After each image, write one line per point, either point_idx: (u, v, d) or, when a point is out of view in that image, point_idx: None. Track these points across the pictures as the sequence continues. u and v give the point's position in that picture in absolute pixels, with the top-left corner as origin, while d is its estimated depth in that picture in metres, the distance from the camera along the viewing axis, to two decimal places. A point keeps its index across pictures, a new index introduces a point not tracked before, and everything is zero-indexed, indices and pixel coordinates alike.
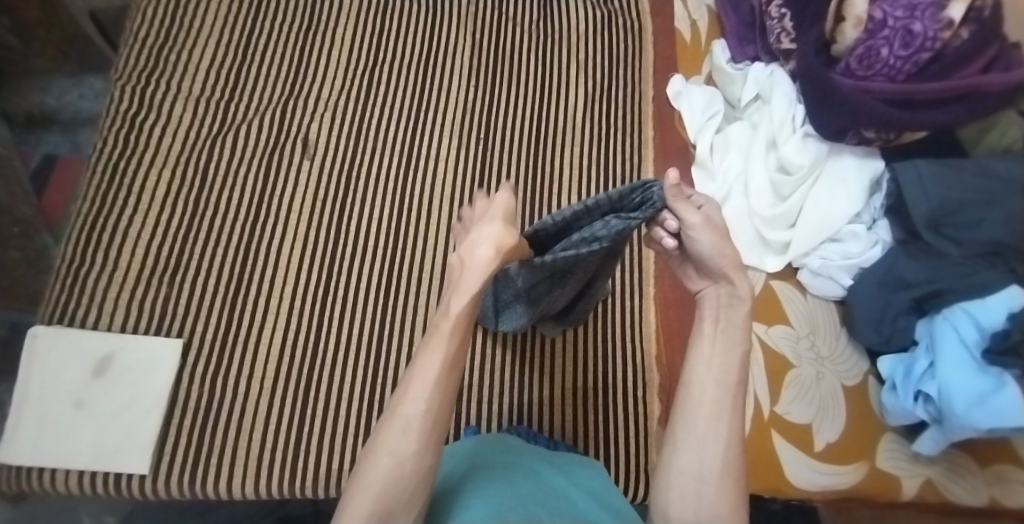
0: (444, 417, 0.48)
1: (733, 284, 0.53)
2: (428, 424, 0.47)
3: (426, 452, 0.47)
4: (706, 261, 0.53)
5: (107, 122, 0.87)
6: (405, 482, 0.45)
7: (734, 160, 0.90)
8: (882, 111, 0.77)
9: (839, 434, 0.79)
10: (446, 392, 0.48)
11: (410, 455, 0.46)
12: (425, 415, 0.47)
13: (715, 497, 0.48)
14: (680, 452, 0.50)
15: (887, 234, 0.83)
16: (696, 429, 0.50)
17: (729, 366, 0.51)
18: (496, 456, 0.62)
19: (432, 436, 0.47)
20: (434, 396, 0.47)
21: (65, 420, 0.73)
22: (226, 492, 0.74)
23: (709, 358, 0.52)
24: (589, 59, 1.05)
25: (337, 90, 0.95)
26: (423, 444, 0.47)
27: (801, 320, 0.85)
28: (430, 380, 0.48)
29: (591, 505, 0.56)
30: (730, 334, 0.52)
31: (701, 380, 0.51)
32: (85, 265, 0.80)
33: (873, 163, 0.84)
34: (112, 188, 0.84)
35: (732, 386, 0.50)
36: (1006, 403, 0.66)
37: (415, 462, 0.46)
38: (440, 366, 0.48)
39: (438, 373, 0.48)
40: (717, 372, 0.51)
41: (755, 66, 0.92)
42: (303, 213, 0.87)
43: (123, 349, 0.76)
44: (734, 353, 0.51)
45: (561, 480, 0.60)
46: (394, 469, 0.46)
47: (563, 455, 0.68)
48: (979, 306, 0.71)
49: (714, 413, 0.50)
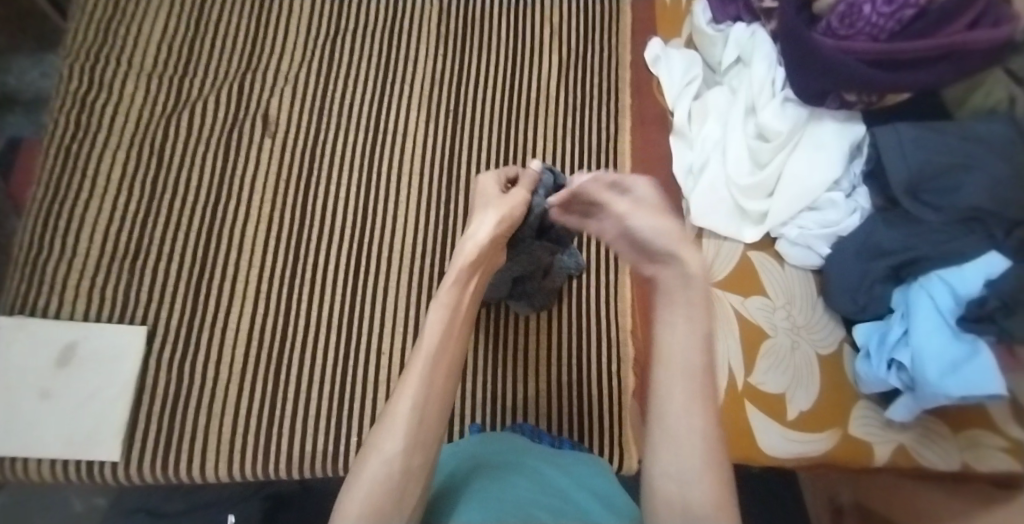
0: (438, 410, 0.45)
1: (683, 261, 0.46)
2: (417, 421, 0.44)
3: (415, 453, 0.43)
4: (653, 240, 0.49)
5: (57, 102, 0.84)
6: (393, 486, 0.41)
7: (712, 128, 0.87)
8: (864, 73, 0.74)
9: (813, 404, 0.79)
10: (440, 385, 0.46)
11: (397, 455, 0.42)
12: (416, 412, 0.44)
13: (703, 504, 0.40)
14: (654, 456, 0.43)
15: (866, 201, 0.81)
16: (672, 428, 0.42)
17: (696, 346, 0.44)
18: (504, 456, 0.63)
19: (422, 435, 0.44)
20: (424, 391, 0.45)
21: (32, 410, 0.73)
22: (200, 476, 0.74)
23: (673, 343, 0.45)
24: (563, 21, 1.00)
25: (297, 63, 0.91)
26: (412, 444, 0.43)
27: (778, 290, 0.84)
28: (421, 375, 0.45)
29: (594, 505, 0.56)
30: (692, 309, 0.45)
31: (664, 369, 0.44)
32: (43, 252, 0.78)
33: (853, 129, 0.81)
34: (65, 172, 0.81)
35: (702, 368, 0.44)
36: (980, 370, 0.66)
37: (404, 462, 0.42)
38: (432, 360, 0.46)
39: (427, 367, 0.46)
40: (683, 356, 0.44)
41: (736, 27, 0.86)
42: (267, 193, 0.85)
43: (87, 337, 0.76)
44: (698, 329, 0.45)
45: (562, 480, 0.60)
46: (382, 473, 0.41)
47: (567, 455, 0.68)
48: (955, 273, 0.71)
49: (686, 406, 0.43)
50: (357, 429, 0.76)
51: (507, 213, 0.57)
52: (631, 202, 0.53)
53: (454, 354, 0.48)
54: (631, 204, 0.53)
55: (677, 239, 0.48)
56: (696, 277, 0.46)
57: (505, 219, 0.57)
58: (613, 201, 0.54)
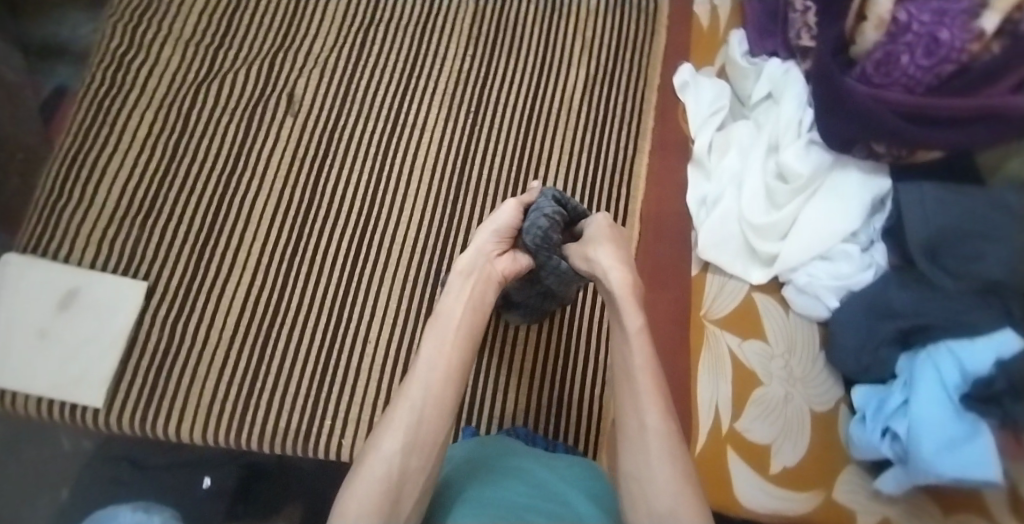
0: (436, 417, 0.57)
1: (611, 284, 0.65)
2: (414, 425, 0.55)
3: (411, 454, 0.54)
4: (601, 267, 0.67)
5: (97, 59, 0.88)
6: (392, 482, 0.52)
7: (732, 161, 0.85)
8: (894, 124, 0.71)
9: (798, 460, 0.74)
10: (435, 396, 0.58)
11: (395, 454, 0.53)
12: (412, 420, 0.56)
13: (663, 472, 0.54)
14: (623, 454, 0.57)
15: (883, 257, 0.77)
16: (630, 427, 0.58)
17: (634, 356, 0.61)
18: (507, 453, 0.65)
19: (418, 440, 0.55)
20: (422, 401, 0.57)
21: (28, 346, 0.75)
22: (175, 435, 0.76)
23: (625, 361, 0.62)
24: (597, 37, 0.99)
25: (328, 47, 0.93)
26: (409, 446, 0.54)
27: (779, 338, 0.80)
28: (418, 389, 0.58)
29: (586, 506, 0.57)
30: (625, 324, 0.63)
31: (620, 381, 0.61)
32: (62, 199, 0.81)
33: (877, 182, 0.78)
34: (95, 125, 0.85)
35: (640, 370, 0.60)
36: (977, 453, 0.63)
37: (401, 460, 0.53)
38: (428, 378, 0.59)
39: (424, 381, 0.59)
40: (628, 366, 0.61)
41: (772, 62, 0.85)
42: (280, 170, 0.86)
43: (89, 284, 0.78)
44: (633, 337, 0.62)
45: (559, 481, 0.61)
46: (385, 470, 0.52)
47: (560, 456, 0.68)
48: (965, 346, 0.66)
49: (636, 403, 0.58)
50: (332, 411, 0.77)
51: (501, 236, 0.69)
52: (574, 243, 0.71)
53: (448, 369, 0.60)
54: (580, 244, 0.70)
55: (608, 264, 0.66)
56: (621, 297, 0.64)
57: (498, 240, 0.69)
58: (565, 246, 0.72)
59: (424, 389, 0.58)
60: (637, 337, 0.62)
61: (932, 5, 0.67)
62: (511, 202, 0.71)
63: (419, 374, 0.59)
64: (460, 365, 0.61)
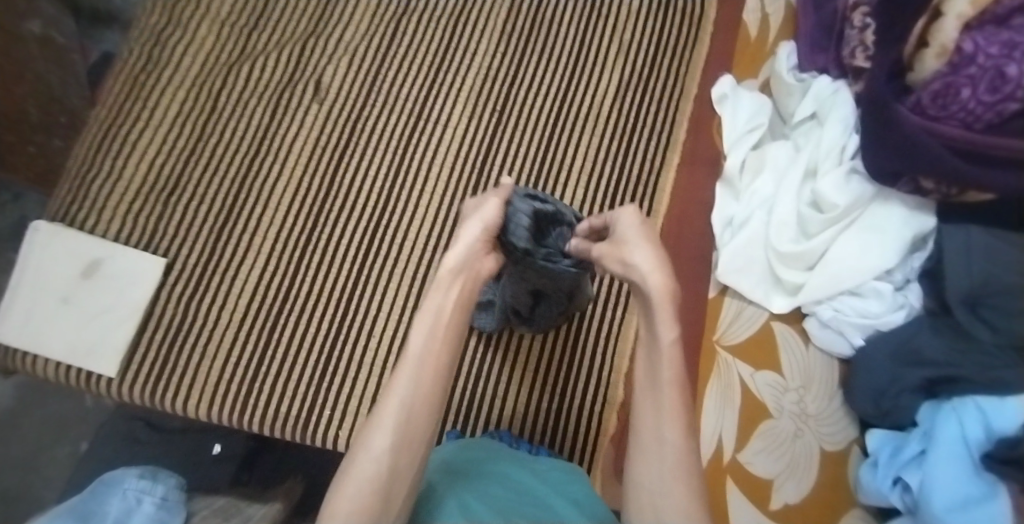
0: (426, 410, 0.52)
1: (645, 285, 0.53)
2: (404, 421, 0.50)
3: (401, 452, 0.49)
4: (636, 271, 0.54)
5: (135, 32, 0.88)
6: (380, 483, 0.48)
7: (766, 183, 0.80)
8: (945, 161, 0.66)
9: (801, 498, 0.72)
10: (427, 387, 0.52)
11: (384, 453, 0.49)
12: (403, 414, 0.51)
13: (674, 505, 0.48)
14: (635, 460, 0.52)
15: (916, 300, 0.73)
16: (646, 440, 0.51)
17: (662, 371, 0.52)
18: (494, 452, 0.67)
19: (407, 438, 0.50)
20: (411, 394, 0.52)
21: (50, 311, 0.78)
22: (182, 410, 0.78)
23: (649, 364, 0.53)
24: (637, 38, 0.94)
25: (360, 34, 0.92)
26: (399, 444, 0.50)
27: (795, 372, 0.77)
28: (408, 379, 0.52)
29: (566, 505, 0.58)
30: (657, 333, 0.52)
31: (643, 391, 0.53)
32: (91, 170, 0.83)
33: (922, 219, 0.73)
34: (129, 99, 0.86)
35: (666, 385, 0.51)
36: (990, 516, 0.60)
37: (390, 459, 0.49)
38: (419, 367, 0.53)
39: (412, 373, 0.52)
40: (653, 374, 0.53)
41: (821, 79, 0.80)
42: (302, 157, 0.86)
43: (112, 257, 0.80)
44: (664, 352, 0.52)
45: (542, 488, 0.61)
46: (373, 470, 0.48)
47: (542, 459, 0.68)
48: (993, 405, 0.63)
49: (657, 421, 0.51)
50: (332, 402, 0.77)
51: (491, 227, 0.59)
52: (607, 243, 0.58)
53: (439, 360, 0.54)
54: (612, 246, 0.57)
55: (645, 267, 0.53)
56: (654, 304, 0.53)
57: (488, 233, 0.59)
58: (595, 248, 0.60)
59: (411, 384, 0.52)
60: (668, 352, 0.52)
61: (1003, 37, 0.63)
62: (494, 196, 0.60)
63: (408, 363, 0.53)
64: (450, 352, 0.55)
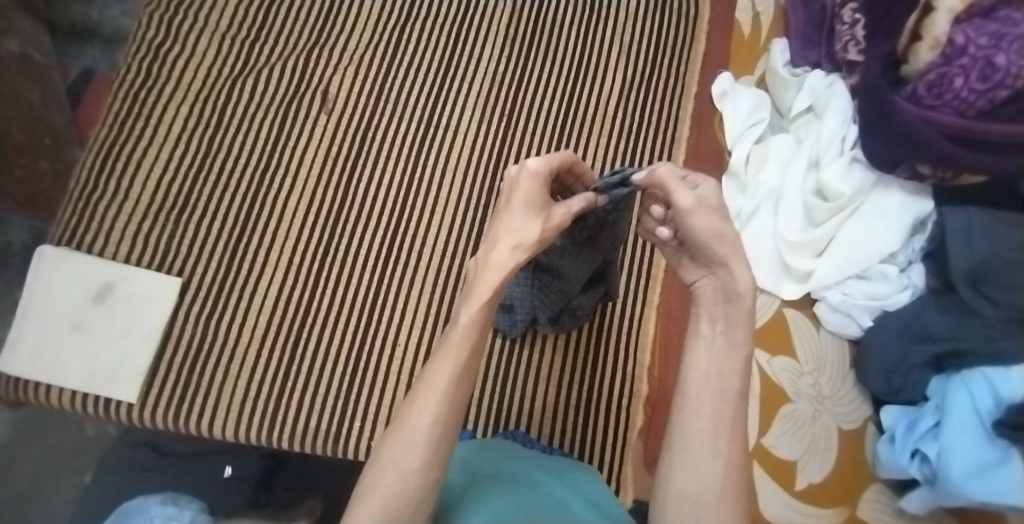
0: (455, 423, 0.46)
1: (731, 277, 0.47)
2: (436, 437, 0.44)
3: (432, 466, 0.44)
4: (706, 247, 0.47)
5: (132, 48, 0.87)
6: (410, 500, 0.43)
7: (770, 175, 0.83)
8: (941, 146, 0.69)
9: (824, 477, 0.74)
10: (461, 397, 0.46)
11: (413, 471, 0.43)
12: (436, 428, 0.44)
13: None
14: (677, 470, 0.45)
15: (920, 279, 0.77)
16: (694, 448, 0.44)
17: (731, 382, 0.45)
18: (511, 455, 0.66)
19: (438, 451, 0.44)
20: (444, 408, 0.45)
21: (63, 338, 0.76)
22: (208, 432, 0.76)
23: (708, 360, 0.46)
24: (635, 40, 0.97)
25: (364, 43, 0.92)
26: (429, 458, 0.44)
27: (809, 355, 0.79)
28: (441, 389, 0.45)
29: (582, 507, 0.57)
30: (734, 337, 0.46)
31: (697, 390, 0.45)
32: (96, 191, 0.81)
33: (920, 204, 0.77)
34: (130, 117, 0.84)
35: (732, 395, 0.45)
36: (1005, 480, 0.62)
37: (419, 476, 0.43)
38: (453, 374, 0.45)
39: (448, 387, 0.45)
40: (715, 375, 0.45)
41: (815, 73, 0.83)
42: (314, 168, 0.86)
43: (124, 280, 0.78)
44: (734, 360, 0.45)
45: (560, 489, 0.60)
46: (399, 486, 0.43)
47: (554, 461, 0.69)
48: (1000, 374, 0.66)
49: (714, 429, 0.44)
50: (361, 414, 0.76)
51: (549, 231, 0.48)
52: (696, 194, 0.47)
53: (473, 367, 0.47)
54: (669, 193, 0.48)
55: (724, 252, 0.46)
56: (739, 302, 0.46)
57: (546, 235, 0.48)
58: (675, 195, 0.47)
59: (444, 398, 0.45)
60: (738, 363, 0.45)
61: (990, 28, 0.67)
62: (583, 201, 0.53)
63: (443, 371, 0.45)
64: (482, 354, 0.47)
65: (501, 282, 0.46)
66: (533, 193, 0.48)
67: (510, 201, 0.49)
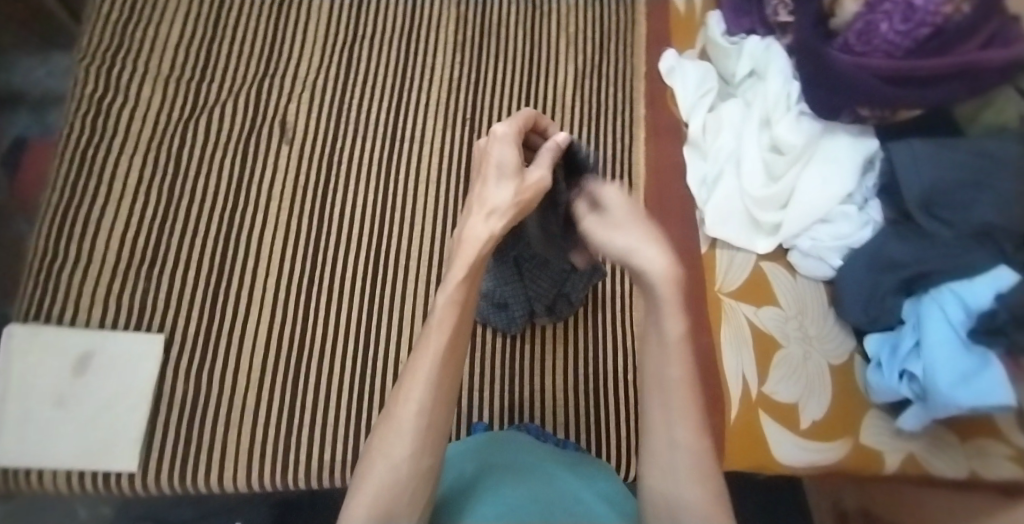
0: (443, 415, 0.45)
1: (648, 278, 0.44)
2: (426, 427, 0.43)
3: (423, 452, 0.43)
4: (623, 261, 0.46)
5: (73, 106, 0.84)
6: (405, 489, 0.42)
7: (727, 139, 0.85)
8: (879, 91, 0.71)
9: (825, 412, 0.74)
10: (448, 381, 0.45)
11: (405, 460, 0.42)
12: (424, 418, 0.43)
13: (695, 509, 0.44)
14: (648, 478, 0.47)
15: (878, 214, 0.76)
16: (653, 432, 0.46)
17: (675, 400, 0.45)
18: (541, 450, 0.65)
19: (430, 438, 0.44)
20: (432, 397, 0.44)
21: (46, 417, 0.72)
22: (219, 486, 0.73)
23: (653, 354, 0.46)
24: (579, 33, 1.01)
25: (315, 69, 0.92)
26: (420, 446, 0.43)
27: (790, 300, 0.79)
28: (427, 376, 0.44)
29: (598, 503, 0.55)
30: (664, 329, 0.45)
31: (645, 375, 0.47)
32: (58, 259, 0.77)
33: (866, 144, 0.78)
34: (81, 176, 0.81)
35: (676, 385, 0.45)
36: (991, 383, 0.62)
37: (412, 464, 0.43)
38: (440, 356, 0.45)
39: (435, 373, 0.44)
40: (659, 366, 0.46)
41: (750, 39, 0.86)
42: (284, 200, 0.84)
43: (103, 346, 0.75)
44: (672, 348, 0.45)
45: (583, 490, 0.57)
46: (390, 476, 0.42)
47: (569, 454, 0.67)
48: (966, 286, 0.66)
49: (665, 412, 0.45)
50: None
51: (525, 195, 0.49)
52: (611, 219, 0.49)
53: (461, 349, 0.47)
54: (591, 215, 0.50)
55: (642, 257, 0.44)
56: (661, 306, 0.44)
57: (522, 199, 0.49)
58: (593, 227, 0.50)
59: (432, 385, 0.44)
60: (677, 350, 0.45)
61: None
62: (549, 148, 0.54)
63: (428, 352, 0.45)
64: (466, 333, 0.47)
65: (478, 258, 0.47)
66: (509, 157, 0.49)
67: (485, 167, 0.50)
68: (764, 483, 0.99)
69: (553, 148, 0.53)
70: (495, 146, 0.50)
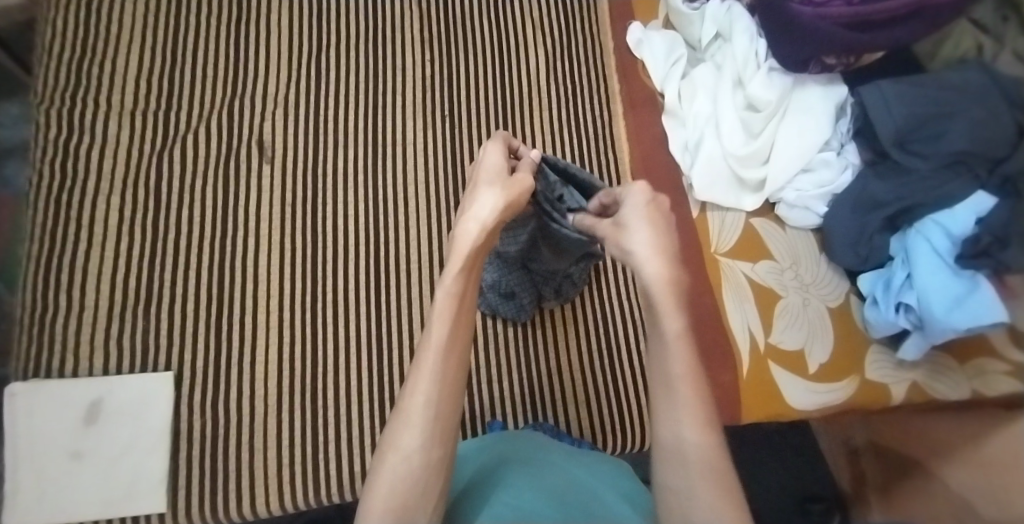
0: (449, 407, 0.49)
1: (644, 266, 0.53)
2: (433, 416, 0.47)
3: (433, 443, 0.47)
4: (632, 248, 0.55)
5: (37, 152, 0.81)
6: (417, 479, 0.45)
7: (703, 105, 0.85)
8: (844, 36, 0.72)
9: (829, 355, 0.75)
10: (452, 376, 0.49)
11: (416, 451, 0.46)
12: (430, 410, 0.48)
13: (709, 501, 0.44)
14: (660, 478, 0.48)
15: (855, 157, 0.78)
16: (665, 430, 0.48)
17: (679, 395, 0.48)
18: (556, 451, 0.64)
19: (438, 429, 0.47)
20: (436, 389, 0.48)
21: (62, 473, 0.70)
22: (251, 513, 0.72)
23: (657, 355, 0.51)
24: (543, 18, 1.01)
25: (284, 84, 0.90)
26: (429, 438, 0.47)
27: (783, 253, 0.80)
28: (432, 371, 0.49)
29: (620, 504, 0.55)
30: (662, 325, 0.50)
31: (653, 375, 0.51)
32: (48, 311, 0.75)
33: (836, 90, 0.79)
34: (60, 223, 0.79)
35: (679, 377, 0.48)
36: (981, 304, 0.64)
37: (423, 455, 0.46)
38: (443, 350, 0.50)
39: (437, 364, 0.49)
40: (662, 362, 0.50)
41: (710, 3, 0.87)
42: (274, 220, 0.83)
43: (111, 392, 0.73)
44: (670, 342, 0.49)
45: (609, 491, 0.57)
46: (403, 467, 0.46)
47: (584, 453, 0.66)
48: (948, 215, 0.68)
49: (671, 406, 0.48)
50: None
51: (509, 196, 0.56)
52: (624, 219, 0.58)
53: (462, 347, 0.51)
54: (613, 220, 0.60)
55: (643, 256, 0.54)
56: (655, 296, 0.51)
57: (507, 200, 0.56)
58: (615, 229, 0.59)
59: (437, 377, 0.49)
60: (676, 343, 0.49)
61: None
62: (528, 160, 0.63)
63: (430, 347, 0.50)
64: (468, 335, 0.52)
65: (471, 249, 0.54)
66: (492, 167, 0.60)
67: (478, 179, 0.59)
68: (779, 432, 1.02)
69: (530, 160, 0.63)
70: (485, 165, 0.60)
